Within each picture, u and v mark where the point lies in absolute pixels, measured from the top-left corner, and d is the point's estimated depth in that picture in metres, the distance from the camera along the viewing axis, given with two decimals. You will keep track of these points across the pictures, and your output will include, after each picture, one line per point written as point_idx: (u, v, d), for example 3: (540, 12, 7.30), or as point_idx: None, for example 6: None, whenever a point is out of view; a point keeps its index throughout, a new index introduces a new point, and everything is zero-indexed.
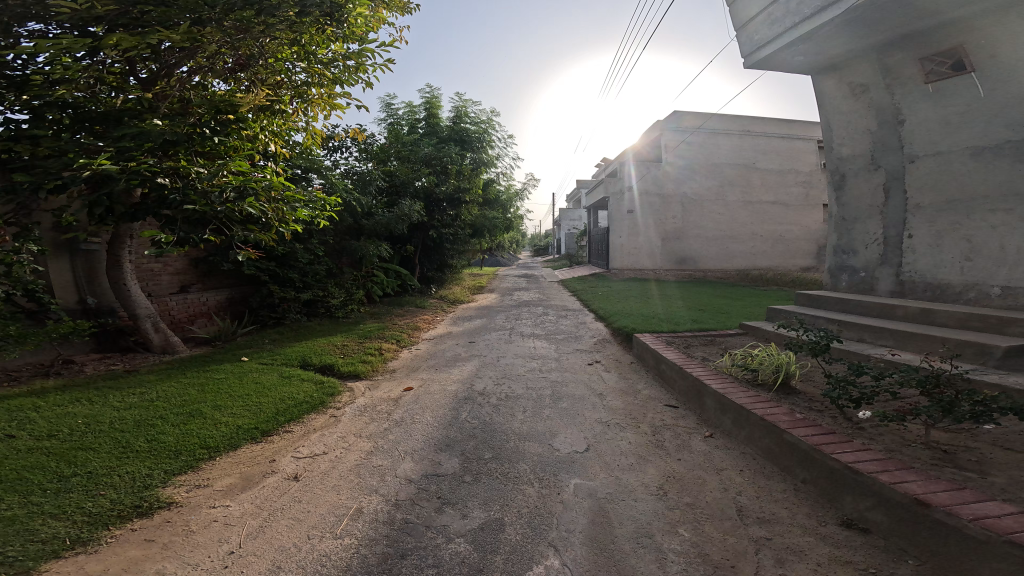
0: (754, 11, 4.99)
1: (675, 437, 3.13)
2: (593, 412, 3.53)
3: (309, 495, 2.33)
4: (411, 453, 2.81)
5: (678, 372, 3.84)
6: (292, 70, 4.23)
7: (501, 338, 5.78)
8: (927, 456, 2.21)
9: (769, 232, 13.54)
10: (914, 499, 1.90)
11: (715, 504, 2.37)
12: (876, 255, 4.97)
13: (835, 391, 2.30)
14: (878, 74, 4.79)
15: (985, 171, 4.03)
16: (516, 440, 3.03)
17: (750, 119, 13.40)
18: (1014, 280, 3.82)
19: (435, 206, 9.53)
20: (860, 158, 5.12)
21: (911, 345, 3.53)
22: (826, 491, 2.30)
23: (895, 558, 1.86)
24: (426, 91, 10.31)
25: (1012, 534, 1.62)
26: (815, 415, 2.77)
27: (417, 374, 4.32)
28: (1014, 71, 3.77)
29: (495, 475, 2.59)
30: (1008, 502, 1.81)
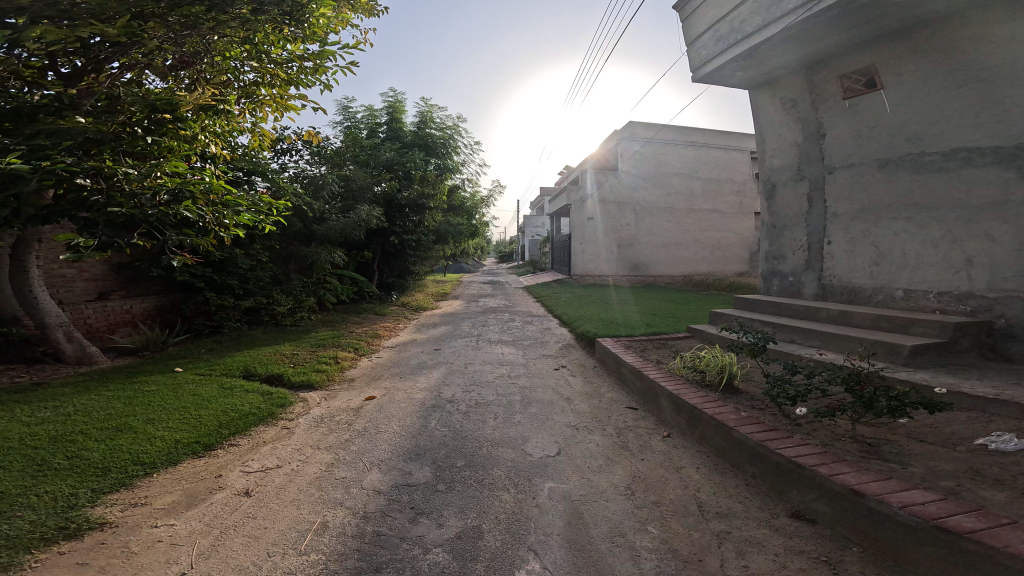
0: (702, 29, 5.29)
1: (637, 438, 3.20)
2: (562, 417, 3.56)
3: (265, 511, 2.26)
4: (378, 463, 2.77)
5: (636, 375, 3.94)
6: (241, 70, 4.10)
7: (467, 345, 5.77)
8: (855, 449, 2.34)
9: (713, 239, 14.15)
10: (851, 489, 2.01)
11: (677, 501, 2.44)
12: (802, 260, 5.27)
13: (774, 390, 2.40)
14: (805, 90, 5.11)
15: (890, 182, 4.33)
16: (489, 447, 3.04)
17: (696, 130, 13.99)
18: (914, 283, 4.14)
19: (396, 213, 9.54)
20: (789, 169, 5.43)
21: (834, 345, 3.73)
22: (775, 485, 2.39)
23: (841, 546, 1.96)
24: (389, 95, 10.52)
25: (937, 519, 1.73)
26: (758, 412, 2.90)
27: (379, 384, 4.26)
28: (913, 90, 4.09)
29: (469, 482, 2.59)
30: (930, 489, 1.93)
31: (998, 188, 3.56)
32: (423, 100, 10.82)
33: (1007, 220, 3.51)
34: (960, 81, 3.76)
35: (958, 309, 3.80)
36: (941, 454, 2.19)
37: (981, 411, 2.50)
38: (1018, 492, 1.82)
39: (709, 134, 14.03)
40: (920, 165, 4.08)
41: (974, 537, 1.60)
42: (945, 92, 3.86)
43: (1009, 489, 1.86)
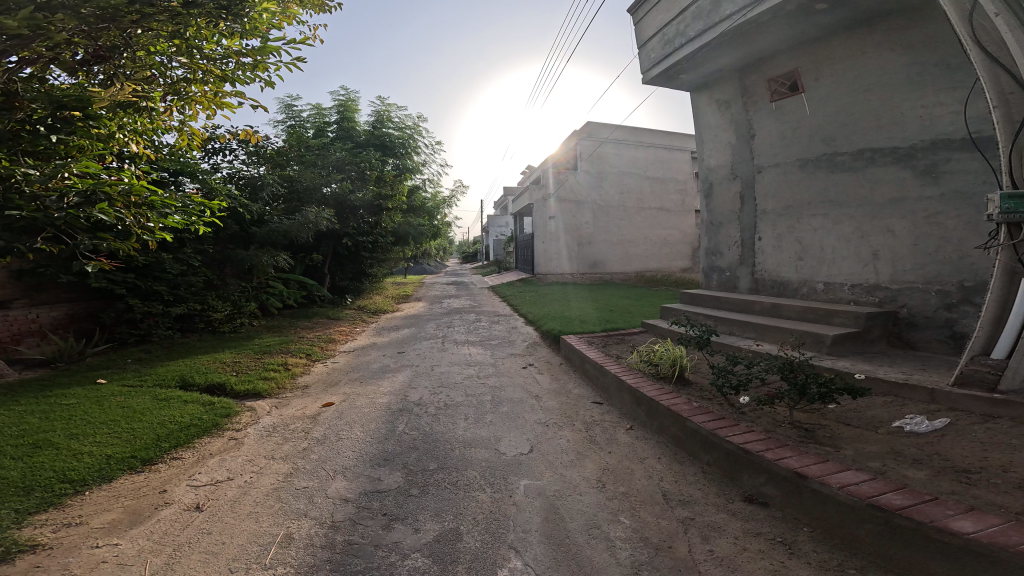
0: (651, 32, 5.41)
1: (604, 431, 3.27)
2: (533, 414, 3.59)
3: (220, 526, 2.16)
4: (343, 471, 2.68)
5: (599, 370, 4.02)
6: (167, 65, 3.26)
7: (433, 347, 5.74)
8: (795, 434, 2.47)
9: (663, 237, 14.64)
10: (795, 473, 2.10)
11: (645, 491, 2.51)
12: (737, 256, 5.41)
13: (720, 380, 2.54)
14: (738, 92, 5.27)
15: (810, 180, 4.56)
16: (461, 449, 3.01)
17: (644, 131, 14.36)
18: (832, 276, 4.37)
19: (348, 216, 9.33)
20: (723, 168, 5.56)
21: (769, 336, 3.94)
22: (728, 471, 2.48)
23: (792, 527, 2.05)
24: (340, 94, 10.65)
25: (874, 497, 1.84)
26: (708, 402, 3.02)
27: (338, 390, 4.16)
28: (829, 93, 4.32)
29: (443, 484, 2.58)
30: (860, 469, 2.06)
31: (897, 186, 3.85)
32: (381, 97, 11.13)
33: (905, 216, 3.81)
34: (866, 86, 4.02)
35: (868, 300, 4.06)
36: (866, 437, 2.35)
37: (895, 395, 2.77)
38: (933, 470, 1.98)
39: (654, 133, 14.42)
40: (834, 164, 4.32)
41: (905, 514, 1.71)
42: (855, 96, 4.11)
43: (925, 467, 2.01)
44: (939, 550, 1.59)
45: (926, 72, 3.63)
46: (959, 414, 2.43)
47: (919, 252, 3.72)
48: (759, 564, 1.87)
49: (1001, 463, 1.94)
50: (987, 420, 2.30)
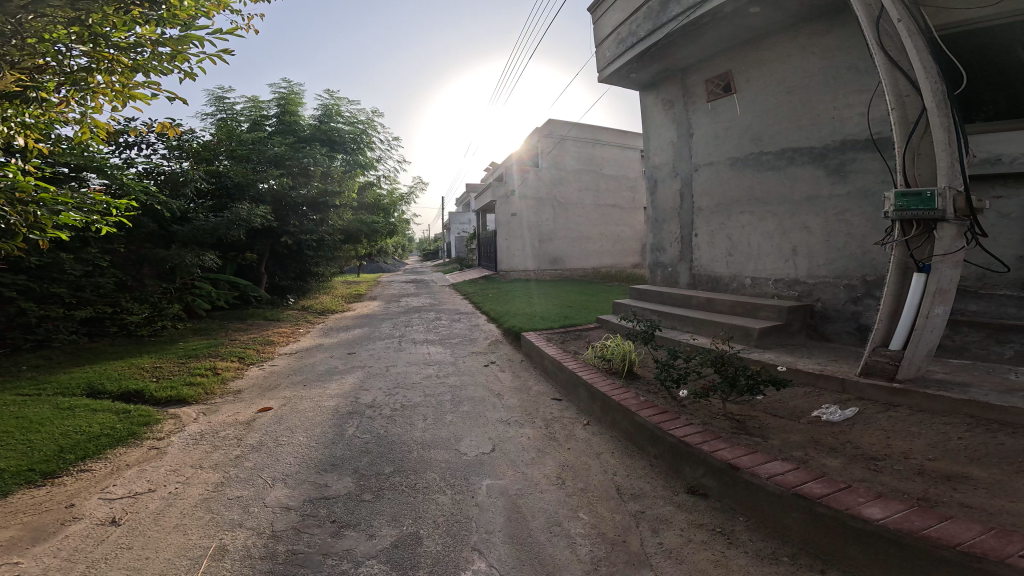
0: (606, 32, 5.49)
1: (563, 428, 3.27)
2: (493, 413, 3.54)
3: (142, 540, 2.03)
4: (283, 479, 2.55)
5: (557, 367, 4.03)
6: (67, 55, 2.80)
7: (389, 347, 5.61)
8: (728, 426, 2.57)
9: (614, 232, 14.92)
10: (729, 464, 2.17)
11: (601, 486, 2.52)
12: (677, 252, 5.50)
13: (663, 374, 2.66)
14: (680, 92, 5.36)
15: (738, 178, 4.71)
16: (420, 450, 2.92)
17: (600, 128, 14.49)
18: (757, 273, 4.56)
19: (287, 212, 9.34)
20: (666, 167, 5.63)
21: (705, 330, 4.06)
22: (673, 464, 2.54)
23: (729, 517, 2.12)
24: (281, 87, 10.49)
25: (798, 487, 1.91)
26: (653, 396, 3.09)
27: (277, 394, 3.97)
28: (757, 94, 4.48)
29: (400, 488, 2.50)
30: (785, 458, 2.16)
31: (811, 184, 4.06)
32: (330, 91, 11.45)
33: (819, 213, 4.01)
34: (789, 88, 4.20)
35: (789, 294, 4.24)
36: (791, 427, 2.49)
37: (813, 385, 2.94)
38: (847, 458, 2.11)
39: (610, 132, 14.57)
40: (760, 163, 4.49)
41: (825, 501, 1.79)
42: (780, 98, 4.28)
43: (840, 455, 2.15)
44: (853, 535, 1.68)
45: (839, 74, 3.82)
46: (866, 403, 2.62)
47: (831, 247, 3.93)
48: (703, 555, 1.91)
49: (903, 451, 2.10)
50: (889, 409, 2.49)
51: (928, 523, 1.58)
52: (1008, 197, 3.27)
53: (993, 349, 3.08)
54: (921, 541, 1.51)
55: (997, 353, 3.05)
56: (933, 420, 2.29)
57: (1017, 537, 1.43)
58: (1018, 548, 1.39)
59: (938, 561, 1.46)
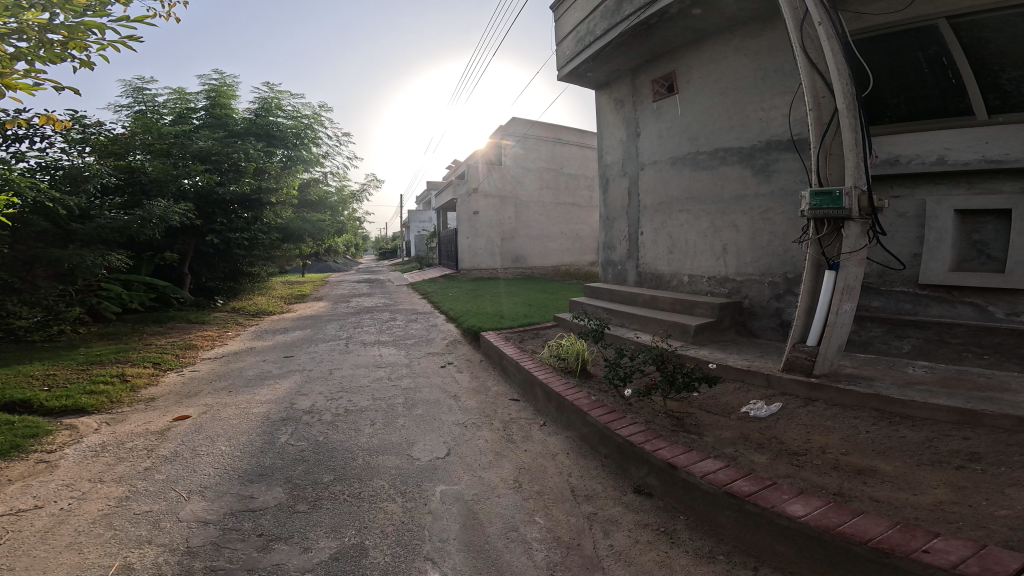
0: (567, 30, 5.55)
1: (521, 429, 3.20)
2: (449, 416, 3.42)
3: (26, 560, 1.79)
4: (201, 491, 2.33)
5: (515, 366, 3.99)
6: None
7: (334, 350, 5.36)
8: (668, 424, 2.61)
9: (574, 231, 15.15)
10: (668, 464, 2.18)
11: (558, 488, 2.48)
12: (625, 250, 5.62)
13: (612, 373, 2.72)
14: (630, 92, 5.47)
15: (678, 177, 4.85)
16: (366, 457, 2.76)
17: (562, 128, 14.59)
18: (694, 271, 4.71)
19: (215, 210, 8.75)
20: (617, 166, 5.72)
21: (649, 327, 4.17)
22: (620, 464, 2.54)
23: (670, 516, 2.13)
24: (210, 78, 9.89)
25: (728, 485, 1.95)
26: (603, 395, 3.11)
27: (197, 401, 3.66)
28: (695, 95, 4.62)
29: (341, 497, 2.33)
30: (718, 456, 2.21)
31: (740, 183, 4.24)
32: (266, 83, 11.10)
33: (746, 212, 4.20)
34: (723, 89, 4.35)
35: (720, 291, 4.41)
36: (723, 424, 2.56)
37: (741, 380, 3.04)
38: (773, 454, 2.18)
39: (571, 129, 14.70)
40: (696, 162, 4.64)
41: (752, 500, 1.82)
42: (715, 98, 4.43)
43: (767, 451, 2.22)
44: (779, 532, 1.72)
45: (767, 77, 3.99)
46: (787, 397, 2.73)
47: (757, 245, 4.12)
48: (649, 556, 1.90)
49: (821, 445, 2.20)
50: (808, 403, 2.61)
51: (843, 519, 1.64)
52: (904, 196, 3.34)
53: (893, 343, 3.31)
54: (838, 538, 1.56)
55: (897, 347, 3.29)
56: (845, 414, 2.43)
57: (919, 530, 1.51)
58: (920, 542, 1.46)
59: (853, 556, 1.52)
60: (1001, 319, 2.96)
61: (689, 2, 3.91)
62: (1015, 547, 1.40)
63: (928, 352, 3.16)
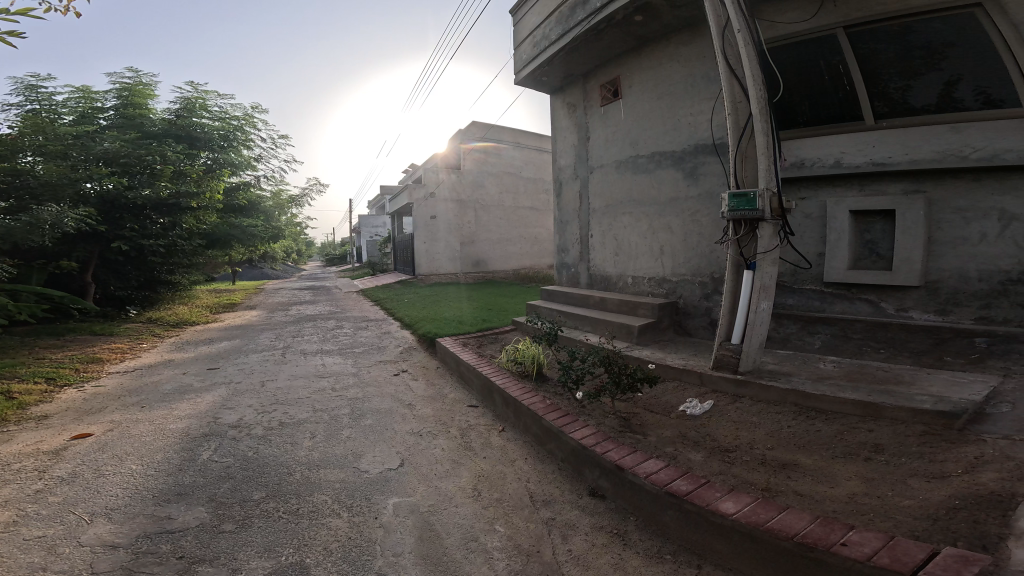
0: (525, 33, 5.64)
1: (479, 436, 3.13)
2: (405, 425, 3.29)
3: None
4: (108, 512, 2.10)
5: (473, 372, 3.92)
6: None
7: (268, 361, 5.07)
8: (617, 425, 2.63)
9: (534, 232, 15.32)
10: (616, 466, 2.19)
11: (518, 494, 2.41)
12: (578, 252, 5.71)
13: (567, 375, 2.79)
14: (581, 96, 5.59)
15: (622, 180, 4.99)
16: (305, 472, 2.59)
17: (520, 132, 14.88)
18: (636, 272, 4.84)
19: (122, 216, 8.02)
20: (569, 169, 5.84)
21: (599, 328, 4.25)
22: (576, 468, 2.51)
23: (622, 517, 2.12)
24: (123, 77, 9.24)
25: (669, 484, 1.97)
26: (558, 398, 3.12)
27: (100, 419, 3.32)
28: (636, 100, 4.79)
29: (276, 514, 2.17)
30: (660, 456, 2.24)
31: (673, 187, 4.40)
32: (188, 82, 10.59)
33: (678, 214, 4.36)
34: (660, 94, 4.51)
35: (659, 291, 4.55)
36: (664, 423, 2.62)
37: (679, 378, 3.13)
38: (707, 452, 2.25)
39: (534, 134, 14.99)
40: (636, 166, 4.80)
41: (690, 499, 1.85)
42: (653, 102, 4.59)
43: (702, 449, 2.29)
44: (716, 530, 1.74)
45: (695, 82, 4.17)
46: (718, 394, 2.83)
47: (688, 246, 4.27)
48: (605, 559, 1.87)
49: (749, 442, 2.29)
50: (736, 400, 2.72)
51: (771, 516, 1.69)
52: (809, 198, 3.58)
53: (807, 339, 3.52)
54: (767, 535, 1.60)
55: (810, 342, 3.50)
56: (768, 410, 2.54)
57: (836, 523, 1.59)
58: (839, 536, 1.53)
59: (780, 551, 1.56)
60: (891, 314, 3.23)
61: (633, 8, 4.03)
62: (919, 536, 1.48)
63: (834, 347, 3.39)
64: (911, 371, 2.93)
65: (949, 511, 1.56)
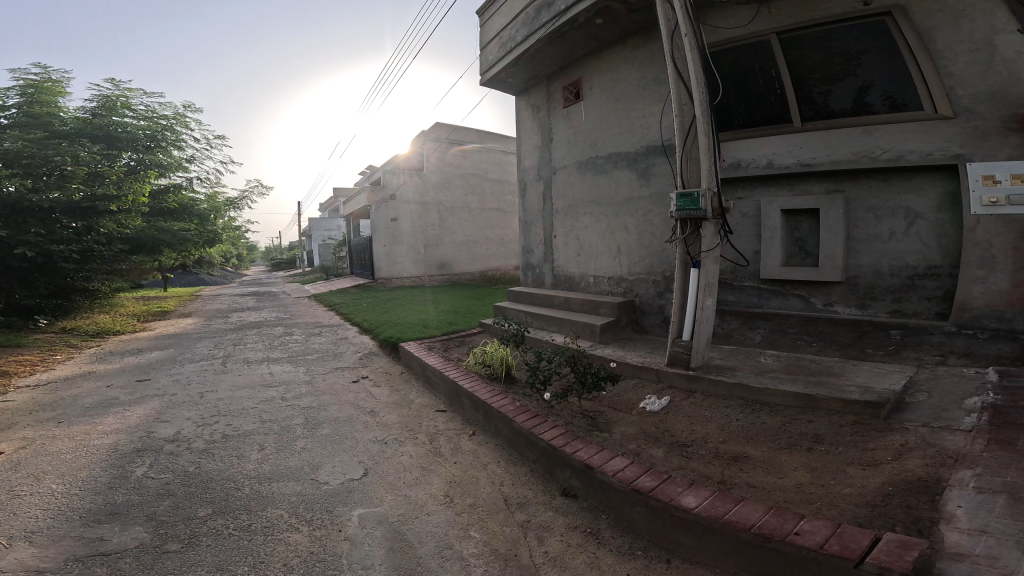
0: (491, 35, 5.66)
1: (449, 441, 3.10)
2: (366, 433, 3.23)
3: None
4: (30, 536, 1.97)
5: (439, 376, 3.88)
6: None
7: (206, 371, 4.85)
8: (584, 424, 2.66)
9: (498, 235, 15.36)
10: (585, 465, 2.20)
11: (492, 499, 2.39)
12: (543, 253, 5.74)
13: (536, 376, 2.82)
14: (544, 98, 5.63)
15: (581, 181, 5.07)
16: (258, 485, 2.50)
17: (485, 133, 14.91)
18: (597, 272, 4.91)
19: (24, 220, 6.92)
20: (533, 170, 5.88)
21: (565, 328, 4.28)
22: (547, 468, 2.51)
23: (594, 515, 2.13)
24: (28, 71, 8.58)
25: (635, 481, 2.00)
26: (526, 399, 3.12)
27: (8, 438, 3.07)
28: (595, 102, 4.87)
29: (226, 531, 2.08)
30: (625, 453, 2.27)
31: (629, 188, 4.50)
32: (114, 81, 10.30)
33: (633, 214, 4.47)
34: (616, 97, 4.61)
35: (617, 290, 4.64)
36: (627, 420, 2.66)
37: (638, 375, 3.20)
38: (667, 447, 2.30)
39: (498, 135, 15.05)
40: (595, 166, 4.88)
41: (655, 495, 1.88)
42: (610, 104, 4.69)
43: (663, 444, 2.33)
44: (681, 524, 1.77)
45: (647, 85, 4.29)
46: (674, 390, 2.91)
47: (642, 246, 4.38)
48: (580, 559, 1.87)
49: (704, 435, 2.36)
50: (689, 395, 2.81)
51: (728, 508, 1.73)
52: (745, 198, 3.74)
53: (748, 334, 3.67)
54: (726, 527, 1.64)
55: (751, 337, 3.65)
56: (718, 404, 2.63)
57: (788, 512, 1.65)
58: (792, 525, 1.58)
59: (740, 542, 1.60)
60: (820, 309, 3.42)
61: (594, 11, 4.09)
62: (863, 522, 1.55)
63: (773, 341, 3.54)
64: (840, 362, 3.11)
65: (884, 497, 1.65)
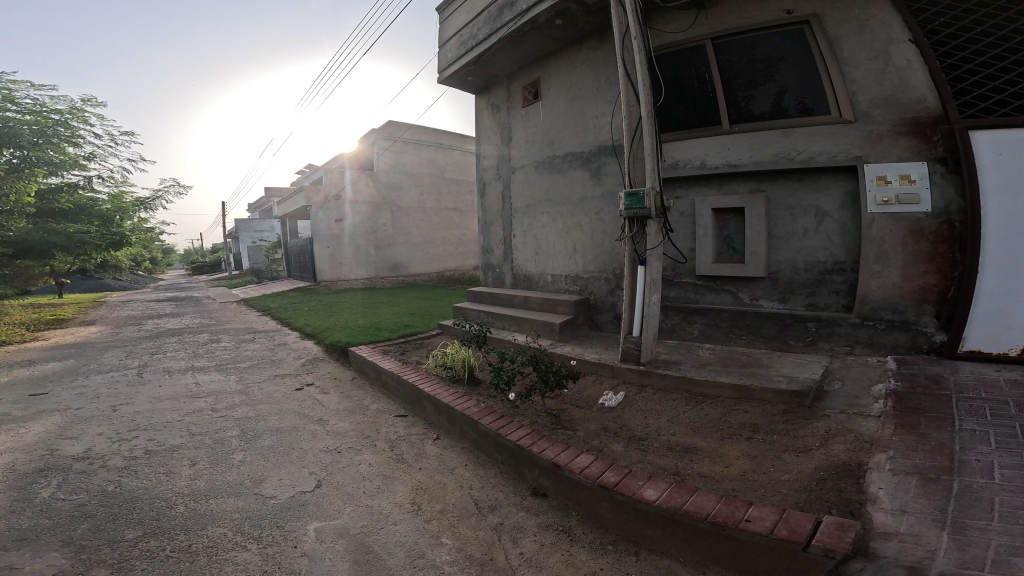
0: (451, 32, 5.64)
1: (411, 447, 3.07)
2: (317, 442, 3.17)
3: None
4: None
5: (397, 381, 3.85)
6: None
7: (118, 385, 4.57)
8: (548, 422, 2.69)
9: (457, 235, 15.56)
10: (552, 464, 2.22)
11: (461, 503, 2.38)
12: (502, 252, 5.76)
13: (500, 377, 2.84)
14: (505, 97, 5.64)
15: (537, 180, 5.13)
16: (200, 503, 2.41)
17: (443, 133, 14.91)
18: (554, 270, 4.96)
19: None
20: (493, 168, 5.88)
21: (526, 327, 4.32)
22: (517, 469, 2.52)
23: (564, 513, 2.16)
24: None
25: (600, 477, 2.03)
26: (492, 401, 3.12)
27: None
28: (551, 102, 4.93)
29: (163, 552, 1.99)
30: (590, 449, 2.31)
31: (583, 187, 4.57)
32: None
33: (587, 213, 4.55)
34: (571, 97, 4.68)
35: (574, 288, 4.71)
36: (588, 417, 2.71)
37: (596, 372, 3.27)
38: (626, 441, 2.35)
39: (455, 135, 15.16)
40: (551, 166, 4.93)
41: (619, 490, 1.91)
42: (566, 104, 4.75)
43: (622, 439, 2.38)
44: (644, 517, 1.82)
45: (600, 86, 4.38)
46: (628, 385, 3.00)
47: (595, 244, 4.47)
48: (554, 557, 1.88)
49: (658, 428, 2.43)
50: (642, 389, 2.90)
51: (685, 499, 1.79)
52: (682, 198, 3.83)
53: (687, 328, 3.80)
54: (685, 517, 1.69)
55: (690, 331, 3.77)
56: (668, 397, 2.72)
57: (738, 500, 1.72)
58: (743, 512, 1.64)
59: (698, 531, 1.66)
60: (747, 303, 3.57)
61: (554, 12, 4.12)
62: (803, 506, 1.63)
63: (710, 336, 3.68)
64: (769, 354, 3.26)
65: (819, 482, 1.74)
